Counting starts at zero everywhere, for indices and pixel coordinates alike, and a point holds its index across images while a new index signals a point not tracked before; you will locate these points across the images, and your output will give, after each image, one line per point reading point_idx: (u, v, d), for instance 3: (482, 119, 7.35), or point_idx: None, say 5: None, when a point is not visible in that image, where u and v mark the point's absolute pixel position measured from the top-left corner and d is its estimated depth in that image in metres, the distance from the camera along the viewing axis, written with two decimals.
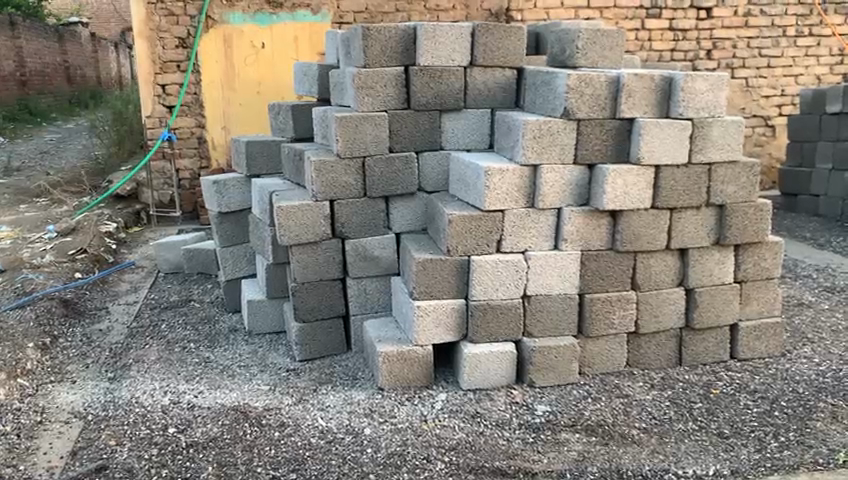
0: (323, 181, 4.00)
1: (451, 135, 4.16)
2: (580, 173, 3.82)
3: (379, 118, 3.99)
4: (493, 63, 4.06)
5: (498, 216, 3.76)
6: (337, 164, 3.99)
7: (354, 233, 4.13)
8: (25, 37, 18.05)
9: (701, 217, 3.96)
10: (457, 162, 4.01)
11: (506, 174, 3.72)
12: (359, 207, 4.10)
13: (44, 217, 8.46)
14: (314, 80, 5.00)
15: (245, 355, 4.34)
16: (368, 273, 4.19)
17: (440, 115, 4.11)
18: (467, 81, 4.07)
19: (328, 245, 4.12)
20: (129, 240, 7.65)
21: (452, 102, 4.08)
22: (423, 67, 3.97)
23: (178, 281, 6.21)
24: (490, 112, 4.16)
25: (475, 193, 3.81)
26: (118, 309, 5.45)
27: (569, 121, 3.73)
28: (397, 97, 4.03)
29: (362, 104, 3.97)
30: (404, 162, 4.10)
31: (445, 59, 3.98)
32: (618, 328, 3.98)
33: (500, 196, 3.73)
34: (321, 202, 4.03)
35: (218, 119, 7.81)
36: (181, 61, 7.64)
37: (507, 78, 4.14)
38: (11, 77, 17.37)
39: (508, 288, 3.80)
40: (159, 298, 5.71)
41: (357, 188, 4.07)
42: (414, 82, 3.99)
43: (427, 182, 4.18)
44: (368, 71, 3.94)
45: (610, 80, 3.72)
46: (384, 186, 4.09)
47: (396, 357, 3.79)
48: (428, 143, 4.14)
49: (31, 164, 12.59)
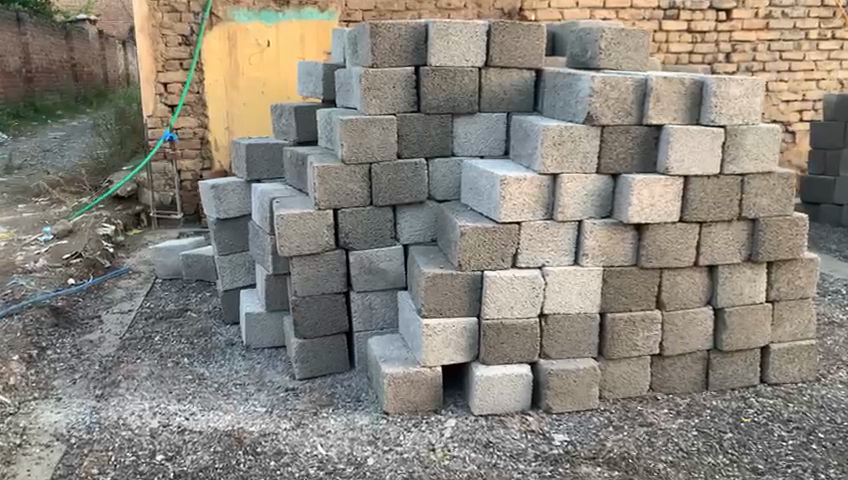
0: (326, 189, 3.75)
1: (464, 141, 3.90)
2: (603, 183, 3.55)
3: (387, 122, 3.72)
4: (510, 63, 3.80)
5: (514, 229, 3.49)
6: (341, 170, 3.74)
7: (358, 244, 3.86)
8: (32, 34, 17.86)
9: (732, 232, 3.68)
10: (470, 170, 3.74)
11: (523, 184, 3.45)
12: (363, 217, 3.84)
13: (41, 218, 8.22)
14: (318, 81, 4.74)
15: (241, 373, 4.08)
16: (374, 287, 3.92)
17: (451, 119, 3.84)
18: (482, 83, 3.81)
19: (330, 257, 3.86)
20: (127, 244, 7.41)
21: (465, 105, 3.81)
22: (435, 67, 3.71)
23: (175, 289, 5.95)
24: (505, 116, 3.89)
25: (489, 203, 3.54)
26: (111, 319, 5.19)
27: (592, 128, 3.45)
28: (407, 100, 3.77)
29: (369, 106, 3.71)
30: (413, 169, 3.83)
31: (458, 59, 3.72)
32: (642, 350, 3.71)
33: (516, 207, 3.47)
34: (323, 210, 3.77)
35: (221, 120, 7.56)
36: (184, 59, 7.40)
37: (524, 81, 3.88)
38: (17, 74, 17.18)
39: (524, 306, 3.53)
40: (154, 307, 5.45)
41: (362, 196, 3.81)
42: (425, 83, 3.73)
43: (437, 190, 3.91)
44: (376, 71, 3.69)
45: (636, 83, 3.45)
46: (391, 194, 3.82)
47: (402, 379, 3.52)
48: (438, 149, 3.87)
49: (32, 163, 12.36)
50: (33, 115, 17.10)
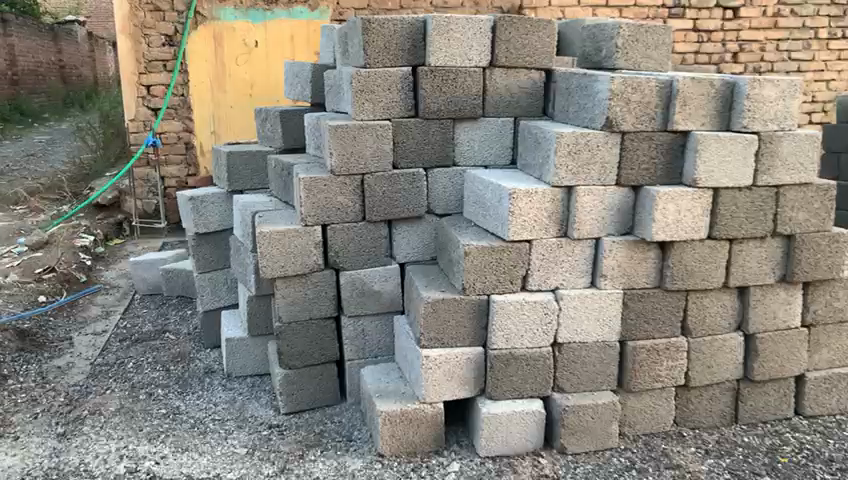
0: (314, 203, 3.36)
1: (467, 149, 3.52)
2: (624, 196, 3.17)
3: (381, 128, 3.34)
4: (516, 62, 3.42)
5: (524, 248, 3.11)
6: (331, 182, 3.35)
7: (350, 263, 3.48)
8: (18, 35, 17.42)
9: (766, 250, 3.31)
10: (473, 181, 3.36)
11: (535, 198, 3.07)
12: (355, 233, 3.45)
13: (16, 228, 7.79)
14: (305, 82, 4.35)
15: (221, 406, 3.69)
16: (367, 311, 3.53)
17: (452, 125, 3.46)
18: (486, 85, 3.43)
19: (319, 278, 3.47)
20: (107, 255, 7.00)
21: (468, 109, 3.43)
22: (435, 67, 3.33)
23: (155, 306, 5.55)
24: (512, 120, 3.52)
25: (495, 219, 3.16)
26: (83, 341, 4.79)
27: (612, 134, 3.08)
28: (403, 103, 3.40)
29: (360, 111, 3.34)
30: (411, 180, 3.44)
31: (460, 58, 3.34)
32: (666, 382, 3.33)
33: (526, 224, 3.09)
34: (310, 227, 3.39)
35: (206, 124, 7.18)
36: (168, 61, 7.01)
37: (533, 82, 3.50)
38: (2, 77, 16.74)
39: (535, 335, 3.15)
40: (130, 327, 5.05)
41: (353, 210, 3.42)
42: (423, 85, 3.35)
43: (438, 203, 3.53)
44: (369, 72, 3.32)
45: (660, 85, 3.08)
46: (386, 208, 3.43)
47: (399, 418, 3.14)
48: (438, 158, 3.48)
49: (15, 169, 11.93)
50: (19, 118, 16.66)
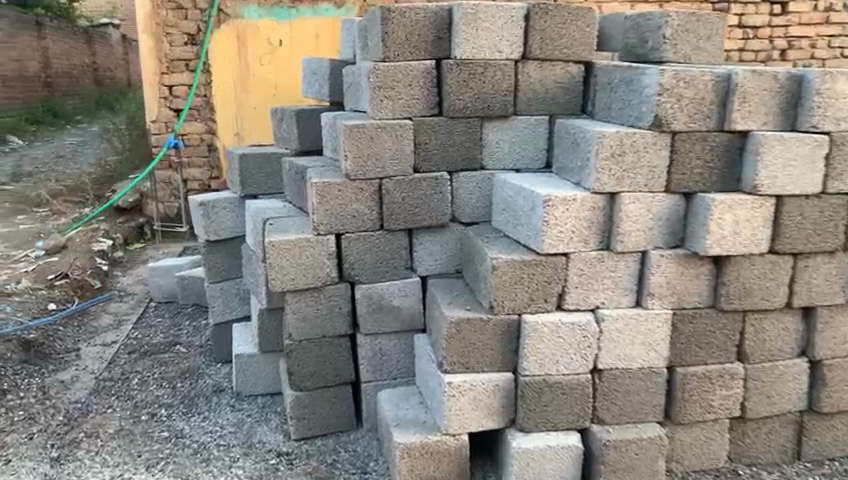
0: (327, 209, 3.07)
1: (496, 151, 3.18)
2: (673, 204, 2.82)
3: (401, 128, 3.04)
4: (552, 54, 3.08)
5: (560, 261, 2.78)
6: (345, 187, 3.06)
7: (366, 276, 3.17)
8: (52, 38, 17.46)
9: (835, 266, 2.93)
10: (503, 186, 3.03)
11: (573, 206, 2.73)
12: (373, 244, 3.14)
13: (36, 231, 7.64)
14: (323, 79, 4.06)
15: (228, 429, 3.41)
16: (386, 329, 3.21)
17: (480, 124, 3.13)
18: (518, 80, 3.09)
19: (333, 292, 3.17)
20: (125, 260, 6.80)
21: (498, 106, 3.10)
22: (462, 61, 3.00)
23: (169, 315, 5.30)
24: (547, 118, 3.18)
25: (527, 229, 2.82)
26: (90, 352, 4.55)
27: (661, 135, 2.73)
28: (426, 100, 3.08)
29: (379, 109, 3.04)
30: (434, 185, 3.12)
31: (489, 50, 3.01)
32: (719, 413, 2.97)
33: (563, 235, 2.75)
34: (323, 236, 3.09)
35: (230, 125, 6.92)
36: (190, 60, 6.78)
37: (570, 76, 3.16)
38: (36, 79, 16.77)
39: (572, 360, 2.82)
40: (142, 337, 4.81)
41: (371, 218, 3.12)
42: (448, 81, 3.03)
43: (463, 210, 3.20)
44: (388, 66, 3.02)
45: (717, 78, 2.71)
46: (407, 216, 3.12)
47: (420, 451, 2.82)
48: (465, 161, 3.16)
49: (44, 170, 11.86)
50: (52, 120, 16.70)
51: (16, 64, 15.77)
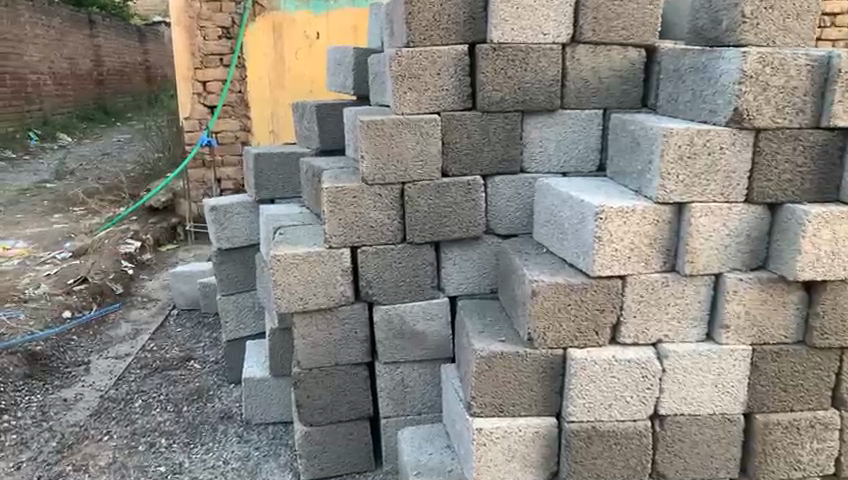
0: (340, 219, 2.65)
1: (540, 152, 2.71)
2: (755, 218, 2.31)
3: (427, 124, 2.59)
4: (606, 37, 2.60)
5: (615, 285, 2.30)
6: (362, 193, 2.64)
7: (386, 296, 2.73)
8: (104, 36, 17.51)
9: None
10: (546, 194, 2.56)
11: (631, 218, 2.25)
12: (394, 259, 2.71)
13: (67, 231, 7.43)
14: (348, 71, 3.64)
15: (231, 465, 3.02)
16: (408, 358, 2.78)
17: (521, 119, 2.67)
18: (566, 68, 2.63)
19: (347, 315, 2.74)
20: (153, 263, 6.53)
21: (542, 98, 2.62)
22: (499, 45, 2.54)
23: (189, 324, 4.96)
24: (601, 112, 2.69)
25: (575, 246, 2.35)
26: (100, 366, 4.24)
27: (741, 133, 2.23)
28: (457, 91, 2.63)
29: (402, 102, 2.60)
30: (466, 191, 2.67)
31: (533, 32, 2.54)
32: (808, 470, 2.46)
33: (619, 254, 2.27)
34: (335, 249, 2.67)
35: (265, 122, 6.48)
36: (224, 54, 6.30)
37: (628, 63, 2.67)
38: (89, 76, 16.82)
39: (627, 404, 2.35)
40: (157, 350, 4.48)
41: (392, 229, 2.69)
42: (483, 69, 2.57)
43: (500, 220, 2.74)
44: (413, 52, 2.58)
45: (814, 62, 2.19)
46: (434, 227, 2.68)
47: None
48: (502, 163, 2.69)
49: (89, 168, 11.79)
50: (102, 118, 16.75)
51: (70, 63, 15.80)
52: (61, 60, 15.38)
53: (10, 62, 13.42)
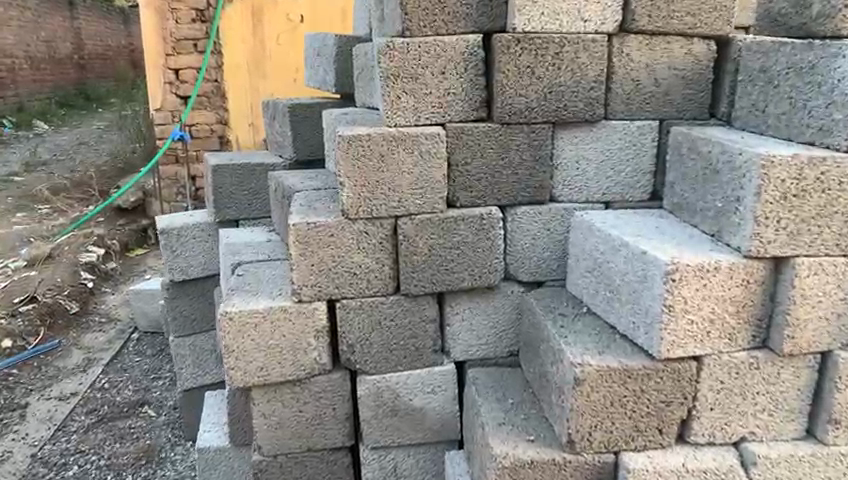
0: (313, 265, 2.01)
1: (575, 177, 2.08)
2: None
3: (429, 141, 1.95)
4: (667, 24, 1.96)
5: (687, 369, 1.68)
6: (341, 230, 1.99)
7: (374, 364, 2.10)
8: (85, 18, 16.68)
9: None
10: (587, 235, 1.92)
11: (713, 279, 1.63)
12: (382, 317, 2.07)
13: (27, 234, 6.75)
14: (328, 64, 2.98)
15: None
16: (402, 441, 2.15)
17: (551, 133, 2.03)
18: (611, 66, 1.99)
19: (322, 388, 2.11)
20: (117, 274, 5.87)
21: (580, 106, 1.99)
22: (524, 36, 1.90)
23: (151, 353, 4.32)
24: (656, 124, 2.05)
25: (633, 312, 1.72)
26: (38, 411, 3.59)
27: None
28: (467, 97, 1.99)
29: (396, 109, 1.96)
30: (478, 229, 2.03)
31: (570, 17, 1.91)
32: None
33: (694, 329, 1.65)
34: (307, 304, 2.03)
35: (245, 117, 5.23)
36: (201, 40, 5.07)
37: (693, 59, 2.02)
38: (69, 61, 16.01)
39: None
40: (109, 387, 3.84)
41: (381, 277, 2.04)
42: (502, 67, 1.92)
43: (522, 264, 2.11)
44: (409, 44, 1.93)
45: None
46: (437, 274, 2.04)
47: None
48: (525, 192, 2.06)
49: (63, 159, 11.07)
50: (83, 103, 15.97)
51: (48, 46, 14.99)
52: (38, 43, 14.53)
53: None
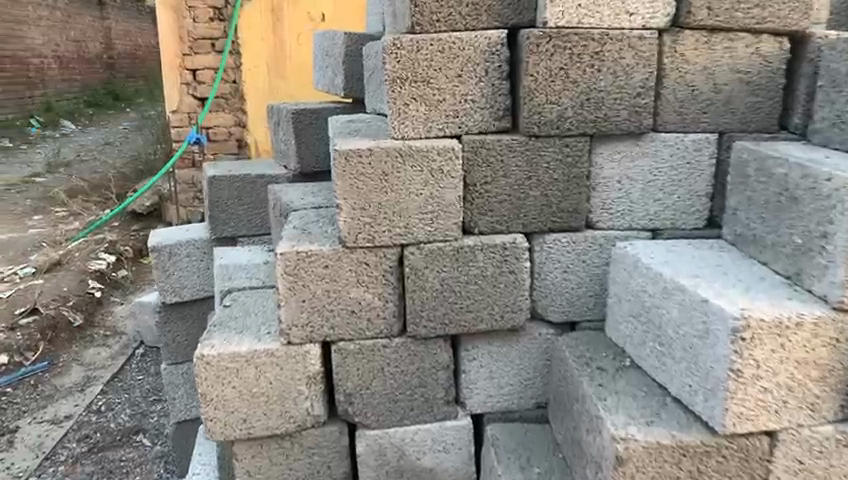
0: (305, 302, 1.70)
1: (616, 199, 1.75)
2: None
3: (442, 157, 1.64)
4: (730, 18, 1.63)
5: (757, 446, 1.35)
6: (337, 261, 1.69)
7: (376, 418, 1.79)
8: (115, 18, 16.61)
9: None
10: (633, 273, 1.59)
11: (793, 338, 1.29)
12: (385, 363, 1.76)
13: (40, 238, 6.57)
14: (337, 65, 2.68)
15: None
16: None
17: (588, 148, 1.71)
18: (661, 67, 1.66)
19: (315, 443, 1.81)
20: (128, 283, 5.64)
21: (624, 115, 1.67)
22: (557, 32, 1.58)
23: (154, 371, 4.06)
24: (714, 137, 1.72)
25: (691, 374, 1.39)
26: (28, 436, 3.34)
27: None
28: (488, 105, 1.68)
29: (403, 118, 1.66)
30: (500, 260, 1.71)
31: (612, 10, 1.59)
32: None
33: (768, 399, 1.31)
34: (297, 347, 1.73)
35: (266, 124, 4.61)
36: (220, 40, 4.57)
37: (762, 60, 1.68)
38: (99, 60, 15.95)
39: None
40: (106, 410, 3.58)
41: (384, 317, 1.74)
42: (530, 69, 1.61)
43: (552, 301, 1.78)
44: (420, 42, 1.62)
45: None
46: (451, 314, 1.73)
47: None
48: (557, 217, 1.73)
49: (86, 159, 10.93)
50: (111, 103, 15.91)
51: (78, 46, 14.92)
52: (67, 42, 14.42)
53: (12, 46, 12.53)
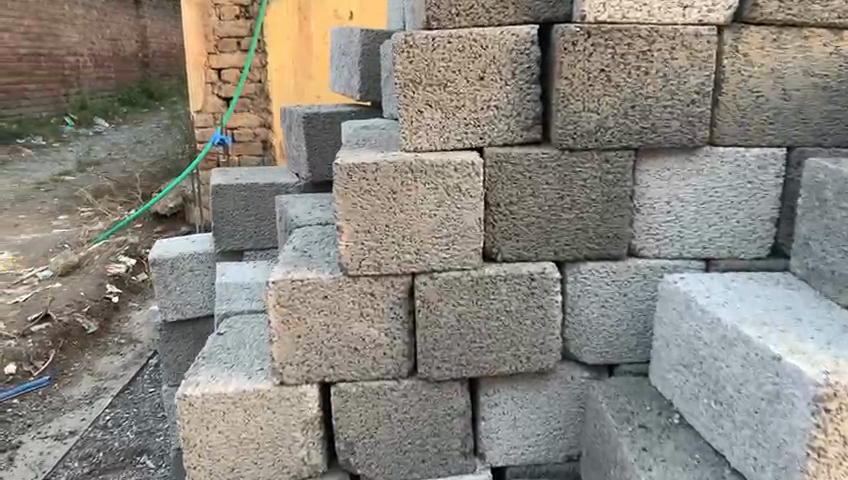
0: (299, 337, 1.48)
1: (664, 223, 1.50)
2: None
3: (460, 173, 1.41)
4: (804, 12, 1.37)
5: None
6: (337, 292, 1.46)
7: (380, 470, 1.56)
8: (151, 16, 16.63)
9: None
10: (686, 316, 1.33)
11: None
12: (391, 408, 1.53)
13: (62, 239, 6.47)
14: (353, 65, 2.46)
15: None
16: None
17: (632, 164, 1.46)
18: (720, 70, 1.41)
19: None
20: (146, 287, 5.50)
21: (675, 126, 1.41)
22: (597, 28, 1.34)
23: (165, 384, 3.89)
24: (782, 152, 1.46)
25: (758, 446, 1.13)
26: (29, 454, 3.18)
27: None
28: (515, 113, 1.44)
29: (417, 128, 1.43)
30: (527, 293, 1.47)
31: (663, 2, 1.35)
32: None
33: None
34: (291, 388, 1.50)
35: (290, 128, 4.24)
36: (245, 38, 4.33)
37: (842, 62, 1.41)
38: (134, 59, 15.98)
39: None
40: (112, 427, 3.41)
41: (391, 356, 1.50)
42: (565, 72, 1.37)
43: (587, 341, 1.54)
44: (436, 39, 1.38)
45: None
46: (469, 353, 1.49)
47: None
48: (595, 244, 1.49)
49: (116, 159, 10.89)
50: (145, 102, 15.94)
51: (114, 44, 14.93)
52: (102, 41, 14.43)
53: (48, 45, 12.52)
